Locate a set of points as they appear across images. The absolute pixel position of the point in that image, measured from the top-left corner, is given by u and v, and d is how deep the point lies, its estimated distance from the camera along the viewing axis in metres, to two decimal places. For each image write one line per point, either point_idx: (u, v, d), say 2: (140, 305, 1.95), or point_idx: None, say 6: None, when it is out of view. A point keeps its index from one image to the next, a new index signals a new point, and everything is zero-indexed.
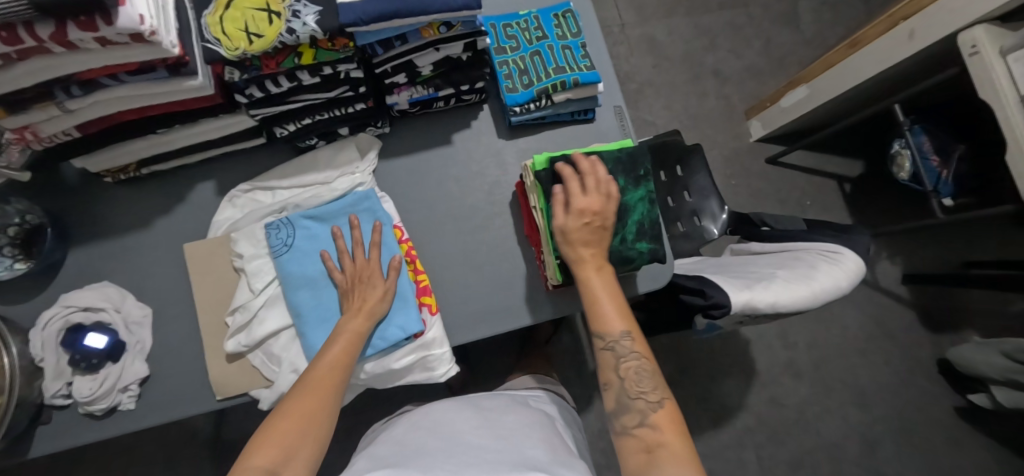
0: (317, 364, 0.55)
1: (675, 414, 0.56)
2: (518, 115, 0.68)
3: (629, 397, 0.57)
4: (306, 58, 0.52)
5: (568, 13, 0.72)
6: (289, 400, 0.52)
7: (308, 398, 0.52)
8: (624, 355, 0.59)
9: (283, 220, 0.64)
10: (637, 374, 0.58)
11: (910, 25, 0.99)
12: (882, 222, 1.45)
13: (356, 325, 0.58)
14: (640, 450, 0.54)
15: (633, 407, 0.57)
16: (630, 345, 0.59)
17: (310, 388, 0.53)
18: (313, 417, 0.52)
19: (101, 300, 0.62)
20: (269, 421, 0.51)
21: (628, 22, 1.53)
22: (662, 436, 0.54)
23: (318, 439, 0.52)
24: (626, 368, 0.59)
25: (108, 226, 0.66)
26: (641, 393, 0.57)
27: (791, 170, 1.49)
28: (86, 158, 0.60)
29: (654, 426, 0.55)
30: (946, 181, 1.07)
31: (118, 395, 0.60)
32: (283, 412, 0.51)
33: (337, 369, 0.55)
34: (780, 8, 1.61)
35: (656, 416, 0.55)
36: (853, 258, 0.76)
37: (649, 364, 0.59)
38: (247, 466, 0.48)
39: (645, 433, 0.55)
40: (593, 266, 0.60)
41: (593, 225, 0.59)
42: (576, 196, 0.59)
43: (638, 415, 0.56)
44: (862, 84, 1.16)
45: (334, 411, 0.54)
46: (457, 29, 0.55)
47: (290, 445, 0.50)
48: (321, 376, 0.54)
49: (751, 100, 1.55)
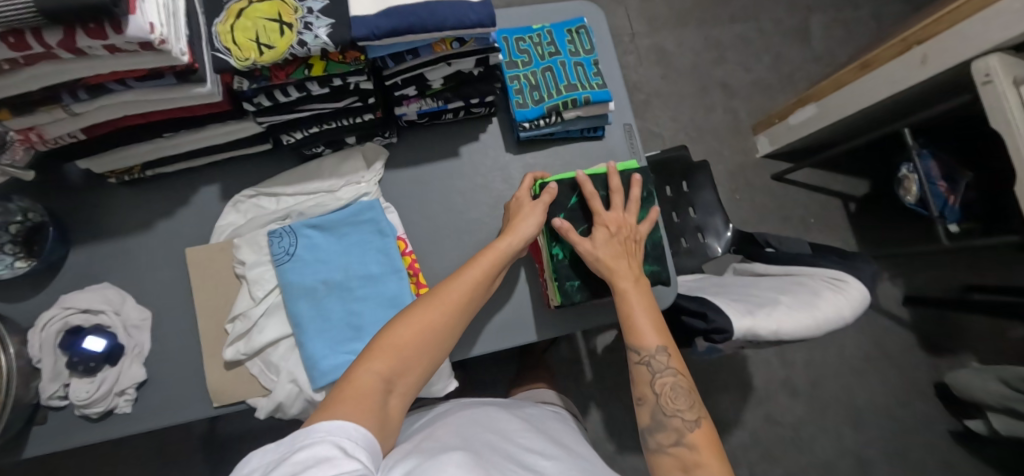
0: (449, 282, 0.56)
1: (712, 434, 0.55)
2: (527, 130, 0.67)
3: (665, 415, 0.57)
4: (317, 70, 0.51)
5: (581, 28, 0.71)
6: (414, 312, 0.54)
7: (433, 314, 0.54)
8: (659, 371, 0.58)
9: (286, 228, 0.64)
10: (672, 389, 0.58)
11: (923, 50, 0.99)
12: (886, 243, 1.45)
13: (497, 250, 0.59)
14: (677, 469, 0.53)
15: (669, 425, 0.56)
16: (666, 360, 0.59)
17: (435, 306, 0.54)
18: (432, 335, 0.54)
19: (101, 302, 0.62)
20: (391, 330, 0.53)
21: (639, 32, 1.52)
22: (702, 458, 0.53)
23: (431, 358, 0.54)
24: (661, 384, 0.58)
25: (110, 227, 0.65)
26: (677, 410, 0.57)
27: (796, 187, 1.49)
28: (91, 159, 0.60)
29: (692, 446, 0.54)
30: (953, 207, 1.07)
31: (115, 399, 0.60)
32: (407, 324, 0.53)
33: (465, 292, 0.56)
34: (792, 23, 1.60)
35: (694, 436, 0.54)
36: (857, 286, 0.76)
37: (684, 381, 0.58)
38: (371, 361, 0.50)
39: (682, 453, 0.54)
40: (628, 277, 0.60)
41: (623, 240, 0.63)
42: (603, 213, 0.63)
43: (676, 434, 0.55)
44: (872, 106, 1.15)
45: (454, 333, 0.55)
46: (470, 45, 0.55)
47: (405, 357, 0.51)
48: (449, 295, 0.55)
49: (759, 115, 1.54)
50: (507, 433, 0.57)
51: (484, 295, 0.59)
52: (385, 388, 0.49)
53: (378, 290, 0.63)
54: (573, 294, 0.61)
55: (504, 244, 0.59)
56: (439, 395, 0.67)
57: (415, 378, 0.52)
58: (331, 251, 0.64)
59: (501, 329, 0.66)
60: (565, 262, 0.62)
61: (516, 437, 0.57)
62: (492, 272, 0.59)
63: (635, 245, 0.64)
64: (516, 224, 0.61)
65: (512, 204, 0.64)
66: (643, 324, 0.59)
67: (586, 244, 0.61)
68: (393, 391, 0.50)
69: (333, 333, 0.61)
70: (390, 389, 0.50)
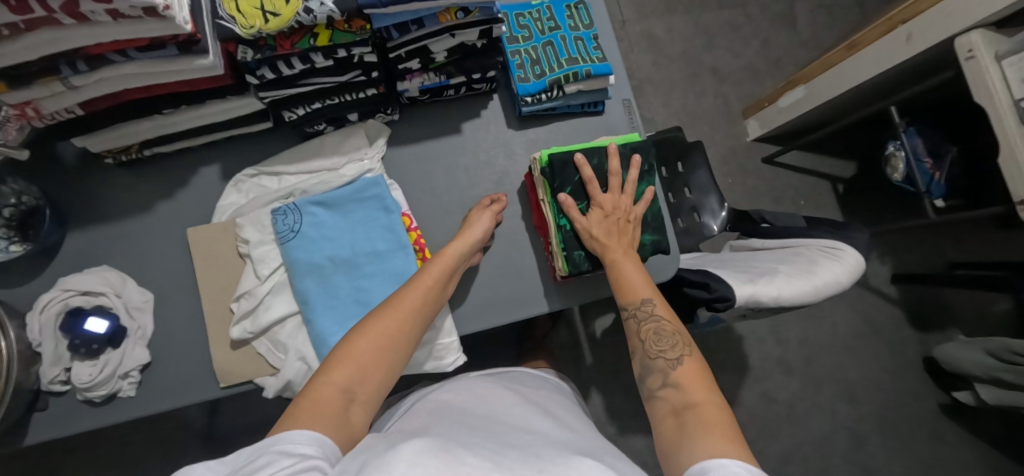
0: (403, 290, 0.56)
1: (703, 373, 0.52)
2: (528, 105, 0.68)
3: (651, 359, 0.55)
4: (322, 40, 0.51)
5: (579, 4, 0.72)
6: (369, 321, 0.53)
7: (389, 322, 0.53)
8: (643, 320, 0.58)
9: (290, 206, 0.63)
10: (657, 333, 0.56)
11: (908, 29, 1.01)
12: (873, 222, 1.48)
13: (446, 256, 0.60)
14: (669, 413, 0.49)
15: (656, 367, 0.54)
16: (652, 309, 0.58)
17: (390, 313, 0.53)
18: (391, 342, 0.52)
19: (101, 284, 0.60)
20: (346, 342, 0.51)
21: (629, 19, 1.53)
22: (692, 397, 0.49)
23: (389, 367, 0.52)
24: (647, 330, 0.57)
25: (108, 210, 0.64)
26: (660, 351, 0.54)
27: (785, 170, 1.52)
28: (86, 137, 0.58)
29: (678, 385, 0.51)
30: (939, 183, 1.10)
31: (118, 382, 0.59)
32: (365, 333, 0.51)
33: (420, 298, 0.56)
34: (778, 8, 1.63)
35: (678, 374, 0.52)
36: (853, 254, 0.77)
37: (672, 325, 0.56)
38: (326, 379, 0.47)
39: (671, 394, 0.51)
40: (620, 250, 0.61)
41: (618, 219, 0.63)
42: (598, 194, 0.62)
43: (662, 376, 0.53)
44: (860, 86, 1.18)
45: (412, 339, 0.54)
46: (474, 15, 0.54)
47: (364, 368, 0.49)
48: (402, 302, 0.55)
49: (748, 100, 1.57)
50: (496, 413, 0.54)
51: (438, 301, 0.58)
52: (346, 398, 0.47)
53: (385, 267, 0.63)
54: (581, 264, 0.61)
55: (453, 248, 0.61)
56: (448, 370, 0.66)
57: (376, 391, 0.50)
58: (337, 228, 0.63)
59: (510, 303, 0.66)
60: (573, 234, 0.61)
61: (505, 417, 0.53)
62: (443, 277, 0.59)
63: (629, 225, 0.64)
64: (465, 231, 0.63)
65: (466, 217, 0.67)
66: (636, 282, 0.60)
67: (583, 221, 0.61)
68: (355, 400, 0.47)
69: (341, 310, 0.61)
70: (351, 398, 0.47)
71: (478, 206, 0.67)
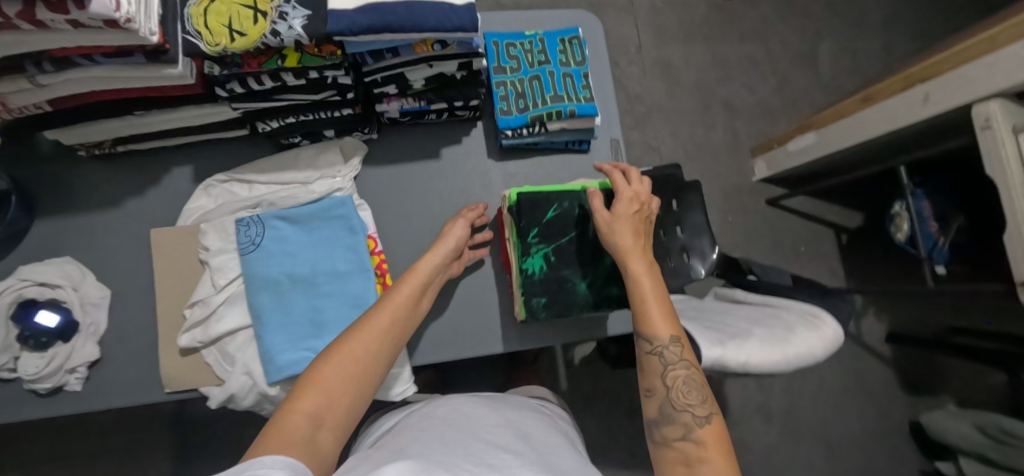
0: (375, 309, 0.54)
1: (724, 436, 0.49)
2: (508, 139, 0.66)
3: (675, 408, 0.50)
4: (291, 62, 0.50)
5: (575, 39, 0.70)
6: (338, 345, 0.50)
7: (359, 344, 0.51)
8: (671, 363, 0.52)
9: (254, 218, 0.62)
10: (686, 384, 0.51)
11: (925, 88, 0.97)
12: (873, 278, 1.44)
13: (420, 271, 0.58)
14: (679, 463, 0.48)
15: (678, 419, 0.49)
16: (679, 351, 0.52)
17: (360, 334, 0.51)
18: (362, 365, 0.50)
19: (59, 277, 0.60)
20: (315, 366, 0.48)
21: (645, 44, 1.51)
22: (711, 456, 0.46)
23: (361, 391, 0.49)
24: (674, 377, 0.51)
25: (77, 200, 0.64)
26: (688, 405, 0.50)
27: (789, 213, 1.48)
28: (58, 130, 0.58)
29: (699, 441, 0.48)
30: (942, 249, 1.05)
31: (64, 376, 0.59)
32: (331, 357, 0.49)
33: (392, 315, 0.54)
34: (801, 46, 1.58)
35: (704, 433, 0.48)
36: (833, 326, 0.73)
37: (699, 374, 0.51)
38: (293, 407, 0.44)
39: (687, 447, 0.48)
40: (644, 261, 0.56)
41: (642, 215, 0.59)
42: (624, 186, 0.59)
43: (683, 429, 0.49)
44: (872, 140, 1.14)
45: (385, 360, 0.52)
46: (452, 48, 0.53)
47: (334, 394, 0.47)
48: (375, 322, 0.53)
49: (759, 137, 1.53)
50: (478, 429, 0.52)
51: (412, 319, 0.56)
52: (314, 424, 0.44)
53: (343, 289, 0.62)
54: (539, 313, 0.57)
55: (425, 262, 0.59)
56: (397, 399, 0.65)
57: (347, 415, 0.47)
58: (299, 244, 0.62)
59: (465, 338, 0.65)
60: (535, 279, 0.57)
61: (486, 433, 0.51)
62: (417, 293, 0.57)
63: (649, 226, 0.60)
64: (439, 243, 0.61)
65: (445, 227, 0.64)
66: (657, 311, 0.53)
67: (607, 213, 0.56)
68: (324, 426, 0.45)
69: (292, 328, 0.60)
70: (319, 424, 0.44)
71: (456, 216, 0.65)
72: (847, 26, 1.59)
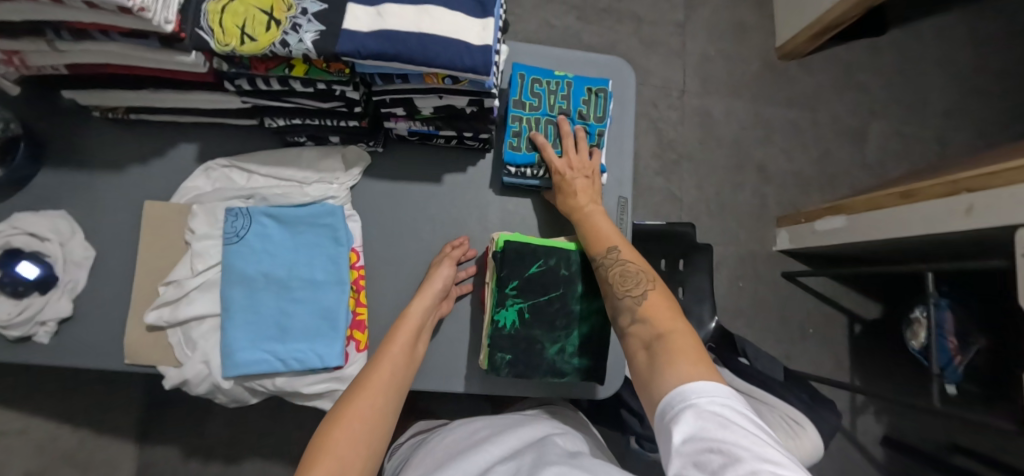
0: (373, 363, 0.55)
1: (668, 302, 0.54)
2: (510, 174, 0.65)
3: (617, 298, 0.55)
4: (298, 72, 0.49)
5: (602, 91, 0.67)
6: (343, 407, 0.51)
7: (360, 403, 0.51)
8: (611, 263, 0.57)
9: (244, 210, 0.62)
10: (623, 274, 0.55)
11: (970, 199, 0.88)
12: (877, 376, 1.37)
13: (411, 314, 0.59)
14: (641, 347, 0.51)
15: (623, 306, 0.54)
16: (614, 249, 0.57)
17: (364, 393, 0.52)
18: (369, 425, 0.51)
19: (49, 230, 0.61)
20: (321, 434, 0.49)
21: (689, 90, 1.46)
22: (659, 328, 0.51)
23: (369, 452, 0.49)
24: (613, 273, 0.56)
25: (84, 158, 0.65)
26: (627, 290, 0.55)
27: (804, 290, 1.41)
28: (78, 90, 0.59)
29: (645, 320, 0.52)
30: (956, 368, 0.98)
31: (34, 327, 0.60)
32: (338, 420, 0.50)
33: (391, 368, 0.55)
34: (852, 121, 1.51)
35: (644, 309, 0.53)
36: (809, 437, 0.72)
37: (637, 264, 0.56)
38: None
39: (639, 329, 0.52)
40: (584, 197, 0.61)
41: (580, 177, 0.62)
42: (554, 159, 0.62)
43: (630, 313, 0.54)
44: (904, 239, 1.07)
45: (389, 416, 0.53)
46: (463, 85, 0.51)
47: (345, 461, 0.47)
48: (374, 378, 0.54)
49: (787, 207, 1.47)
50: (479, 445, 0.56)
51: (410, 368, 0.57)
52: None
53: (315, 298, 0.61)
54: (500, 369, 0.56)
55: (415, 307, 0.59)
56: None
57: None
58: (281, 245, 0.62)
59: (425, 370, 0.63)
60: (503, 334, 0.56)
61: (486, 446, 0.55)
62: (411, 339, 0.58)
63: (590, 175, 0.63)
64: (427, 286, 0.60)
65: (432, 267, 0.63)
66: (595, 227, 0.59)
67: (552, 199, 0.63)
68: None
69: (257, 328, 0.60)
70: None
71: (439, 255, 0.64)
72: (905, 110, 1.51)
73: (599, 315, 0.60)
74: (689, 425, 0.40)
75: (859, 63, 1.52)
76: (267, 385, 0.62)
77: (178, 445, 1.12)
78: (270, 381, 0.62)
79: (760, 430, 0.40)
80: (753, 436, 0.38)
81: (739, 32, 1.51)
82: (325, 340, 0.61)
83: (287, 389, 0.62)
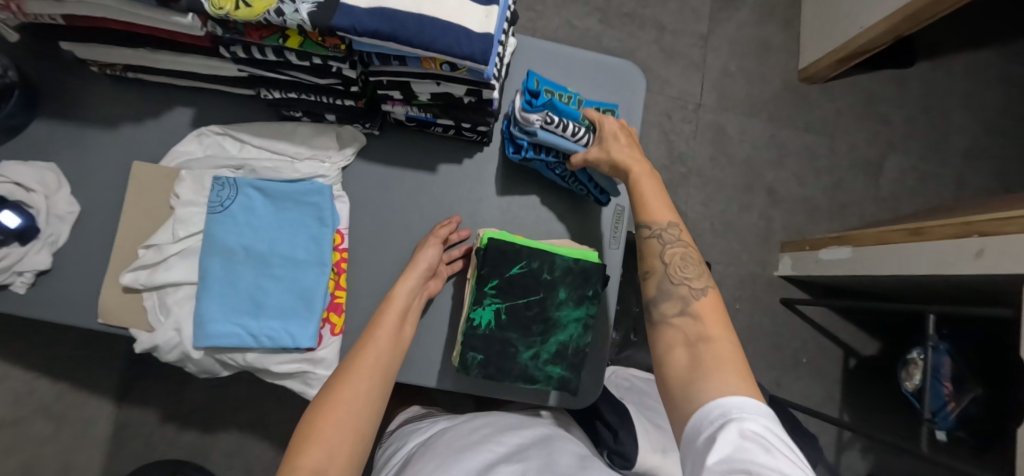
0: (360, 346, 0.53)
1: (721, 308, 0.51)
2: (550, 124, 0.59)
3: (672, 283, 0.52)
4: (292, 43, 0.47)
5: (609, 111, 0.68)
6: (328, 392, 0.49)
7: (348, 387, 0.49)
8: (669, 243, 0.55)
9: (231, 180, 0.61)
10: (682, 259, 0.54)
11: (981, 243, 0.85)
12: (867, 413, 1.34)
13: (398, 297, 0.57)
14: (681, 341, 0.48)
15: (676, 292, 0.52)
16: (677, 233, 0.55)
17: (350, 376, 0.50)
18: (358, 408, 0.48)
19: (35, 181, 0.59)
20: (307, 421, 0.47)
21: (705, 105, 1.44)
22: (707, 330, 0.48)
23: (360, 436, 0.47)
24: (671, 254, 0.54)
25: (80, 113, 0.64)
26: (685, 279, 0.52)
27: (802, 319, 1.38)
28: (74, 44, 0.57)
29: (697, 315, 0.50)
30: (947, 416, 0.95)
31: (12, 276, 0.58)
32: (324, 407, 0.47)
33: (376, 352, 0.53)
34: (870, 152, 1.47)
35: (700, 304, 0.50)
36: None
37: (694, 253, 0.55)
38: (294, 466, 0.43)
39: (686, 321, 0.49)
40: (642, 166, 0.60)
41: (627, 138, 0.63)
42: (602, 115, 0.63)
43: (681, 303, 0.51)
44: (909, 278, 1.04)
45: (378, 401, 0.51)
46: (462, 73, 0.49)
47: (334, 445, 0.45)
48: (361, 362, 0.52)
49: (793, 233, 1.43)
50: (480, 442, 0.52)
51: (397, 354, 0.55)
52: None
53: (294, 277, 0.60)
54: (471, 368, 0.55)
55: (400, 289, 0.58)
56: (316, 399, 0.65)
57: (351, 461, 0.46)
58: (264, 220, 0.61)
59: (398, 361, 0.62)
60: (478, 333, 0.55)
61: (489, 445, 0.51)
62: (397, 325, 0.56)
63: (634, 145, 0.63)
64: (414, 266, 0.59)
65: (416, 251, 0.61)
66: (656, 200, 0.57)
67: (596, 148, 0.60)
68: None
69: (232, 301, 0.59)
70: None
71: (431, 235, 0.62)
72: (924, 146, 1.47)
73: (580, 323, 0.59)
74: (728, 442, 0.36)
75: (882, 94, 1.48)
76: (238, 360, 0.61)
77: (155, 410, 1.12)
78: (241, 356, 0.61)
79: (799, 461, 0.37)
80: (796, 466, 0.35)
81: (762, 51, 1.47)
82: (299, 320, 0.59)
83: (257, 365, 0.61)
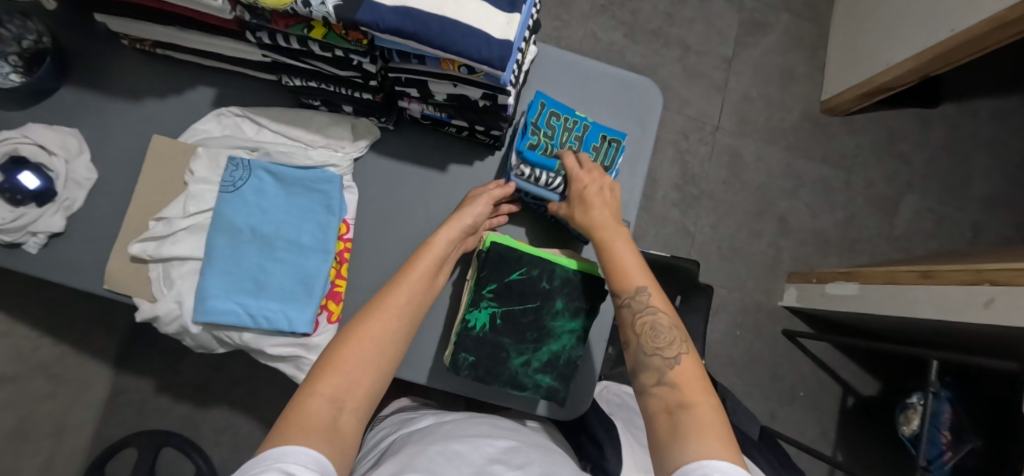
0: (392, 286, 0.53)
1: (701, 374, 0.50)
2: (522, 174, 0.61)
3: (647, 354, 0.51)
4: (316, 34, 0.48)
5: (615, 142, 0.67)
6: (355, 327, 0.49)
7: (377, 325, 0.49)
8: (642, 309, 0.53)
9: (245, 162, 0.62)
10: (653, 329, 0.53)
11: (991, 291, 0.83)
12: (860, 454, 1.31)
13: (439, 243, 0.58)
14: (661, 409, 0.47)
15: (650, 364, 0.51)
16: (647, 300, 0.54)
17: (379, 315, 0.50)
18: (378, 346, 0.49)
19: (57, 145, 0.62)
20: (332, 350, 0.47)
21: (723, 128, 1.43)
22: (685, 397, 0.47)
23: (378, 375, 0.48)
24: (643, 323, 0.53)
25: (107, 84, 0.66)
26: (658, 349, 0.51)
27: (802, 353, 1.36)
28: (106, 16, 0.59)
29: (674, 385, 0.48)
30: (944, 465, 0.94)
31: (26, 235, 0.60)
32: (348, 339, 0.48)
33: (408, 294, 0.53)
34: (886, 190, 1.45)
35: (675, 374, 0.49)
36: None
37: (669, 319, 0.53)
38: (312, 391, 0.43)
39: (664, 393, 0.48)
40: (611, 229, 0.58)
41: (600, 192, 0.60)
42: (574, 168, 0.61)
43: (657, 373, 0.49)
44: (914, 320, 1.03)
45: (400, 342, 0.51)
46: (478, 76, 0.50)
47: (354, 377, 0.46)
48: (391, 302, 0.52)
49: (801, 264, 1.42)
50: (481, 435, 0.52)
51: (424, 306, 0.55)
52: (335, 407, 0.43)
53: (297, 261, 0.61)
54: (462, 368, 0.56)
55: (443, 234, 0.58)
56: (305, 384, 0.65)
57: (368, 395, 0.46)
58: (275, 203, 0.62)
59: None
60: (471, 335, 0.56)
61: (489, 439, 0.51)
62: (430, 272, 0.56)
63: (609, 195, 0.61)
64: (461, 215, 0.60)
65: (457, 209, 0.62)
66: (625, 266, 0.56)
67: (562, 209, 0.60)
68: (344, 409, 0.43)
69: (234, 279, 0.60)
70: (340, 407, 0.43)
71: (485, 187, 0.64)
72: (943, 188, 1.45)
73: (575, 335, 0.59)
74: None
75: (903, 132, 1.46)
76: (235, 338, 0.61)
77: (152, 379, 1.13)
78: (238, 334, 0.61)
79: None
80: None
81: (786, 78, 1.47)
82: (297, 304, 0.60)
83: (252, 345, 0.61)
